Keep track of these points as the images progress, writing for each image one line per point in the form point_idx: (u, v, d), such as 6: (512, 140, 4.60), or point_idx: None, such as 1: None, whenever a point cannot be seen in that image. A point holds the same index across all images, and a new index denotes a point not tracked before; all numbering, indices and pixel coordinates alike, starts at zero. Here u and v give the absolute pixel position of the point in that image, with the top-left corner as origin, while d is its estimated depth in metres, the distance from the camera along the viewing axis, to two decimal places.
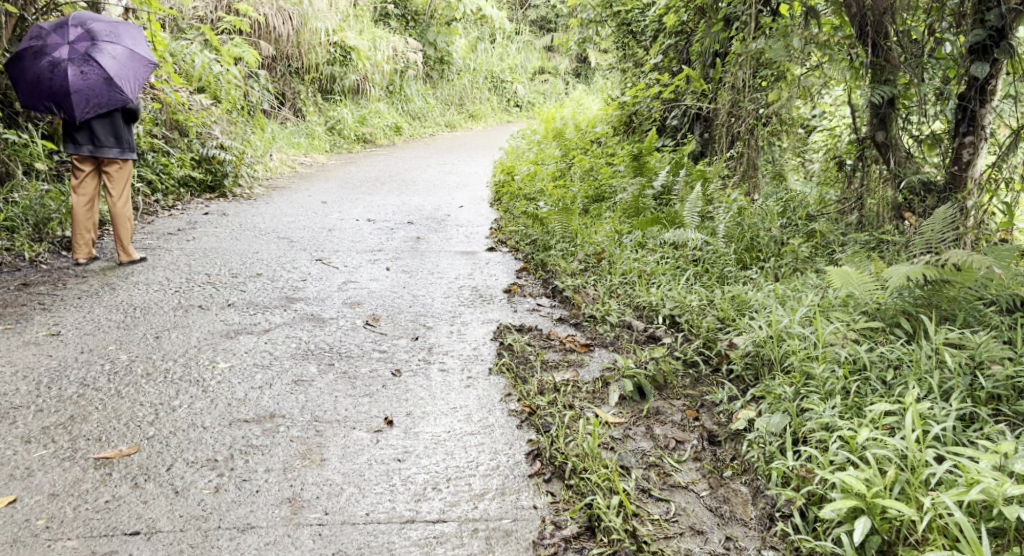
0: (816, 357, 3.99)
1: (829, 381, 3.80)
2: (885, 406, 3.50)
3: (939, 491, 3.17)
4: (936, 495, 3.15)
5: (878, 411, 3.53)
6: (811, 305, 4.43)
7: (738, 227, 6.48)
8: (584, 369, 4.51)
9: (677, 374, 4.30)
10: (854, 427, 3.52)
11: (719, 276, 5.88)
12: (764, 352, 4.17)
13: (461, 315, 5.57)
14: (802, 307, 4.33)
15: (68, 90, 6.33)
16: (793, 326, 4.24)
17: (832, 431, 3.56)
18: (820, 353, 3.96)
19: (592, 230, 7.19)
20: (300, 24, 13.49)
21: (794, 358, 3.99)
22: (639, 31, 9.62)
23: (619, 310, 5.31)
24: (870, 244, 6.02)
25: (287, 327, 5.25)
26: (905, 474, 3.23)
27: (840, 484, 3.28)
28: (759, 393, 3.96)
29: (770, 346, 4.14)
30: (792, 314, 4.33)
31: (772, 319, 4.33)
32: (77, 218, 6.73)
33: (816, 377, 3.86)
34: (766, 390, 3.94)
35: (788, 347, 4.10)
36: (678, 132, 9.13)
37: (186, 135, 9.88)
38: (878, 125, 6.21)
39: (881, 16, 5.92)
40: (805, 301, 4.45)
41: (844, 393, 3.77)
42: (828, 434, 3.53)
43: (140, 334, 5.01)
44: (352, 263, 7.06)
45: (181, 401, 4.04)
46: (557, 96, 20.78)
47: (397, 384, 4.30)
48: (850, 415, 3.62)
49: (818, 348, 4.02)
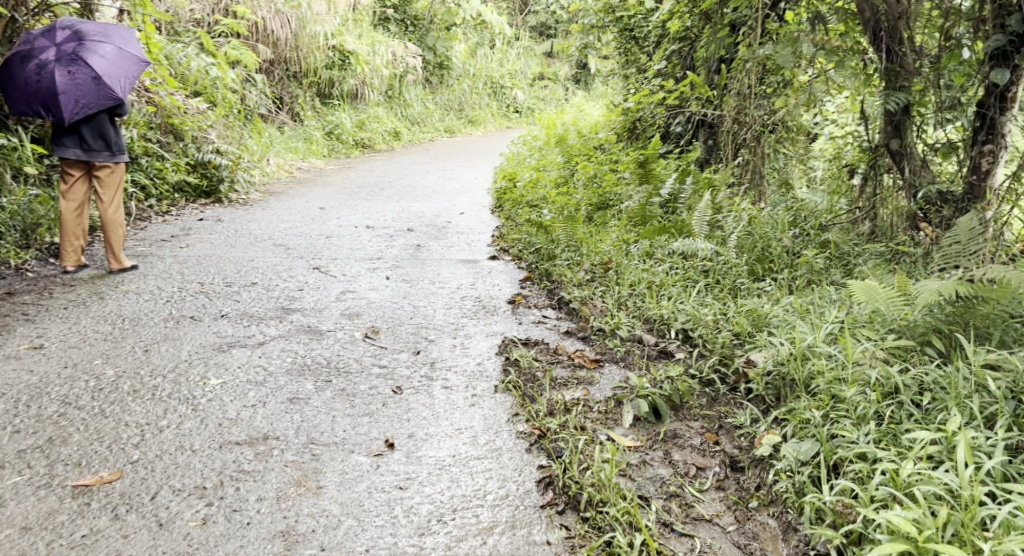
0: (844, 378, 3.77)
1: (860, 405, 3.59)
2: (928, 435, 3.30)
3: (998, 535, 2.97)
4: (997, 540, 2.94)
5: (920, 440, 3.32)
6: (834, 321, 4.22)
7: (749, 237, 6.27)
8: (594, 387, 4.29)
9: (694, 393, 4.10)
10: (894, 459, 3.31)
11: (731, 289, 5.67)
12: (787, 371, 3.96)
13: (464, 327, 5.35)
14: (826, 324, 4.12)
15: (56, 91, 6.12)
16: (817, 344, 4.02)
17: (870, 462, 3.35)
18: (849, 375, 3.74)
19: (597, 239, 6.98)
20: (298, 28, 13.29)
21: (821, 380, 3.77)
22: (642, 36, 9.43)
23: (629, 323, 5.10)
24: (887, 256, 5.82)
25: (282, 340, 5.03)
26: (958, 515, 3.03)
27: (886, 524, 3.07)
28: (784, 416, 3.75)
29: (793, 365, 3.93)
30: (815, 331, 4.12)
31: (794, 336, 4.11)
32: (66, 225, 6.52)
33: (845, 400, 3.64)
34: (791, 413, 3.73)
35: (813, 365, 3.88)
36: (682, 139, 8.91)
37: (181, 139, 9.67)
38: (892, 133, 6.01)
39: (895, 21, 5.77)
40: (828, 317, 4.23)
41: (876, 418, 3.56)
42: (867, 466, 3.32)
43: (128, 347, 4.79)
44: (351, 272, 6.85)
45: (169, 421, 3.81)
46: (557, 102, 20.61)
47: (398, 403, 4.08)
48: (886, 444, 3.41)
49: (845, 368, 3.81)
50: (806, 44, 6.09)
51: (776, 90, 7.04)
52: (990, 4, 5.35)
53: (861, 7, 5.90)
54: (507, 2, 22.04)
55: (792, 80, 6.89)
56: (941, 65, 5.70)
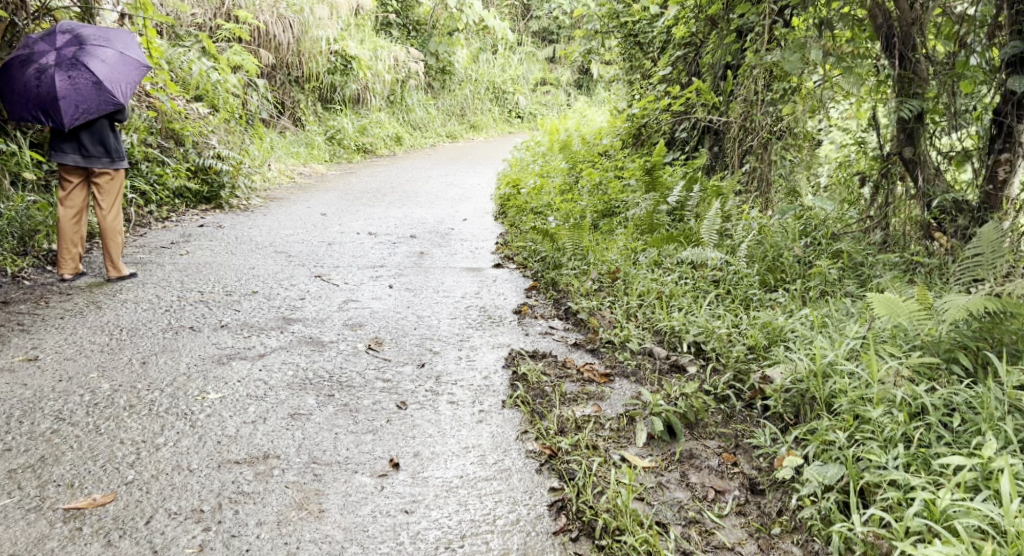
0: (869, 397, 3.64)
1: (887, 426, 3.47)
2: (963, 461, 3.17)
3: None
4: None
5: (954, 466, 3.19)
6: (855, 337, 4.10)
7: (759, 246, 6.13)
8: (605, 403, 4.16)
9: (709, 410, 3.97)
10: (929, 487, 3.18)
11: (743, 300, 5.54)
12: (807, 389, 3.83)
13: (469, 339, 5.22)
14: (847, 340, 3.99)
15: (56, 97, 6.00)
16: (838, 361, 3.89)
17: (902, 490, 3.23)
18: (874, 394, 3.61)
19: (604, 247, 6.84)
20: (300, 32, 13.14)
21: (844, 400, 3.64)
22: (646, 42, 9.29)
23: (639, 335, 4.97)
24: (902, 266, 5.70)
25: (283, 351, 4.90)
26: (1002, 550, 2.90)
27: None
28: (805, 436, 3.63)
29: (814, 383, 3.80)
30: (837, 347, 4.00)
31: (814, 352, 3.98)
32: (64, 232, 6.40)
33: (870, 420, 3.52)
34: (813, 433, 3.60)
35: (836, 383, 3.76)
36: (688, 145, 8.78)
37: (182, 145, 9.56)
38: (906, 141, 5.86)
39: (909, 27, 5.66)
40: (849, 333, 4.10)
41: (904, 440, 3.43)
42: (900, 495, 3.19)
43: (125, 359, 4.66)
44: (353, 280, 6.72)
45: (166, 438, 3.68)
46: (560, 107, 20.49)
47: (403, 419, 3.95)
48: (916, 469, 3.29)
49: (871, 386, 3.68)
50: (817, 50, 5.92)
51: (784, 97, 6.91)
52: (1007, 10, 5.22)
53: (873, 12, 5.80)
54: (509, 7, 21.94)
55: (800, 87, 6.77)
56: (954, 71, 5.56)
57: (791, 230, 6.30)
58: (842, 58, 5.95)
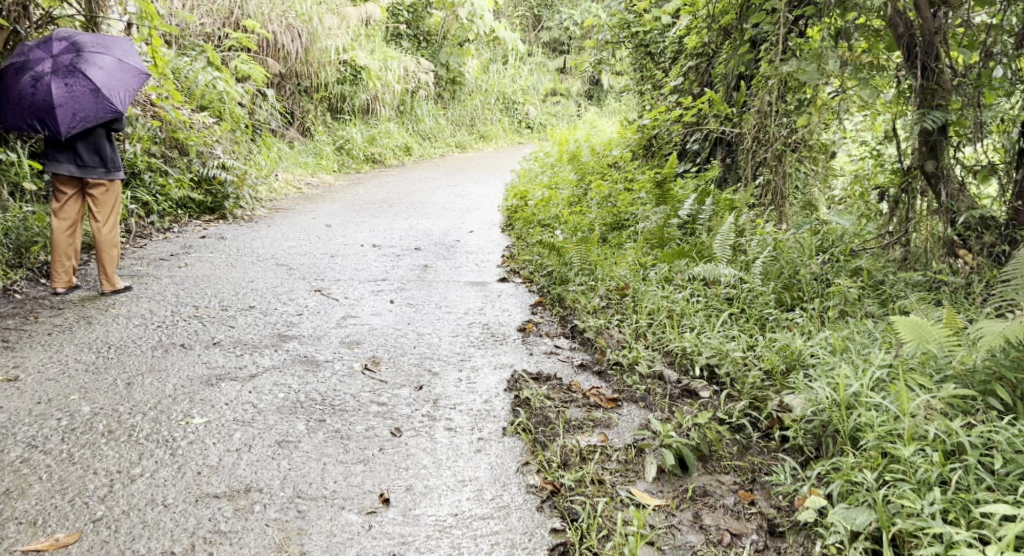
0: (899, 433, 3.39)
1: (920, 467, 3.22)
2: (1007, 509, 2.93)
3: None
4: None
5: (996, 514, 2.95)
6: (881, 366, 3.86)
7: (775, 262, 5.88)
8: (612, 431, 3.92)
9: (724, 441, 3.73)
10: (970, 538, 2.93)
11: (758, 321, 5.30)
12: (830, 422, 3.58)
13: (471, 359, 4.99)
14: (874, 369, 3.74)
15: (52, 105, 5.82)
16: (863, 392, 3.64)
17: (938, 540, 2.99)
18: (905, 429, 3.37)
19: (612, 262, 6.59)
20: (309, 42, 12.98)
21: (871, 436, 3.39)
22: (657, 52, 9.07)
23: (649, 357, 4.73)
24: (925, 286, 5.45)
25: (276, 371, 4.68)
26: None
27: None
28: (829, 474, 3.38)
29: (837, 415, 3.56)
30: (861, 377, 3.75)
31: (837, 381, 3.73)
32: (57, 245, 6.21)
33: (901, 460, 3.27)
34: (838, 471, 3.36)
35: (862, 416, 3.51)
36: (700, 157, 8.53)
37: (185, 154, 9.36)
38: (927, 154, 5.62)
39: (932, 36, 5.41)
40: (875, 361, 3.85)
41: (939, 482, 3.18)
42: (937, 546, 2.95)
43: (109, 380, 4.45)
44: (353, 295, 6.50)
45: (143, 468, 3.48)
46: (569, 118, 20.27)
47: (396, 448, 3.72)
48: (954, 516, 3.04)
49: (901, 420, 3.44)
50: (835, 60, 5.67)
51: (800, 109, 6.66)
52: None
53: (894, 21, 5.55)
54: (520, 19, 21.83)
55: (814, 97, 6.42)
56: (979, 82, 5.32)
57: (808, 247, 6.05)
58: (862, 69, 5.73)
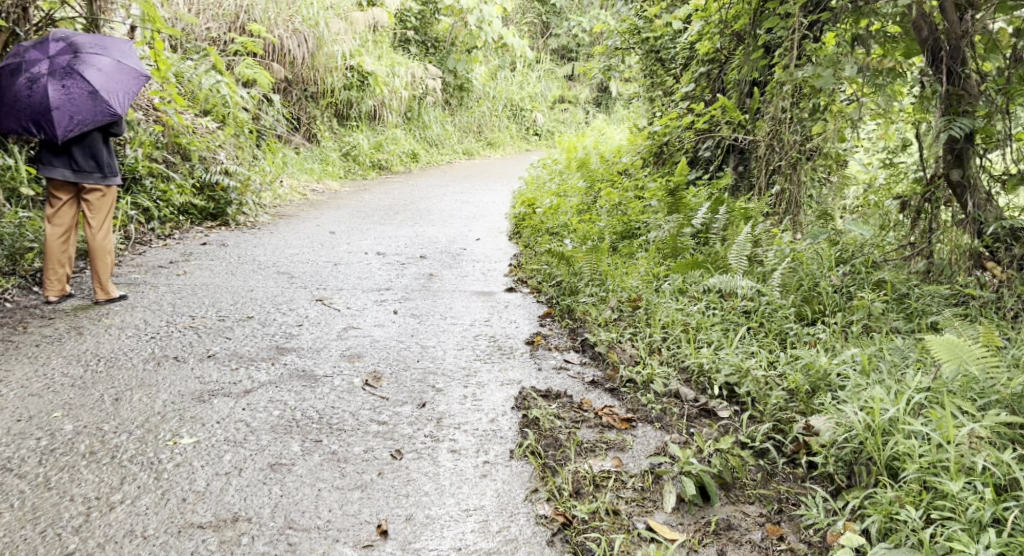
0: (944, 465, 3.17)
1: (970, 504, 3.01)
2: None
3: None
4: None
5: None
6: (917, 389, 3.61)
7: (794, 274, 5.59)
8: (627, 455, 3.68)
9: (748, 467, 3.49)
10: None
11: (778, 335, 5.06)
12: (864, 449, 3.37)
13: (477, 374, 4.75)
14: (913, 394, 3.49)
15: (48, 107, 5.61)
16: (900, 418, 3.41)
17: None
18: (951, 460, 3.16)
19: (624, 272, 6.34)
20: (315, 47, 12.76)
21: (914, 467, 3.17)
22: (668, 58, 8.84)
23: (664, 374, 4.49)
24: (952, 300, 5.21)
25: (272, 387, 4.45)
26: None
27: None
28: (867, 510, 3.16)
29: (872, 442, 3.33)
30: (896, 401, 3.50)
31: (871, 406, 3.48)
32: (50, 252, 6.00)
33: (950, 495, 3.06)
34: (875, 505, 3.15)
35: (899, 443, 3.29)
36: (711, 165, 8.27)
37: (188, 159, 9.15)
38: (953, 162, 5.37)
39: (959, 40, 5.18)
40: (911, 385, 3.60)
41: (993, 523, 2.97)
42: None
43: (96, 396, 4.23)
44: (356, 305, 6.27)
45: (124, 494, 3.32)
46: (577, 126, 20.09)
47: (396, 472, 3.51)
48: None
49: (944, 449, 3.22)
50: (851, 66, 5.44)
51: (814, 116, 6.41)
52: None
53: (918, 24, 5.33)
54: (528, 25, 21.66)
55: (829, 103, 6.16)
56: (1009, 88, 5.07)
57: (828, 257, 5.80)
58: (881, 76, 5.52)
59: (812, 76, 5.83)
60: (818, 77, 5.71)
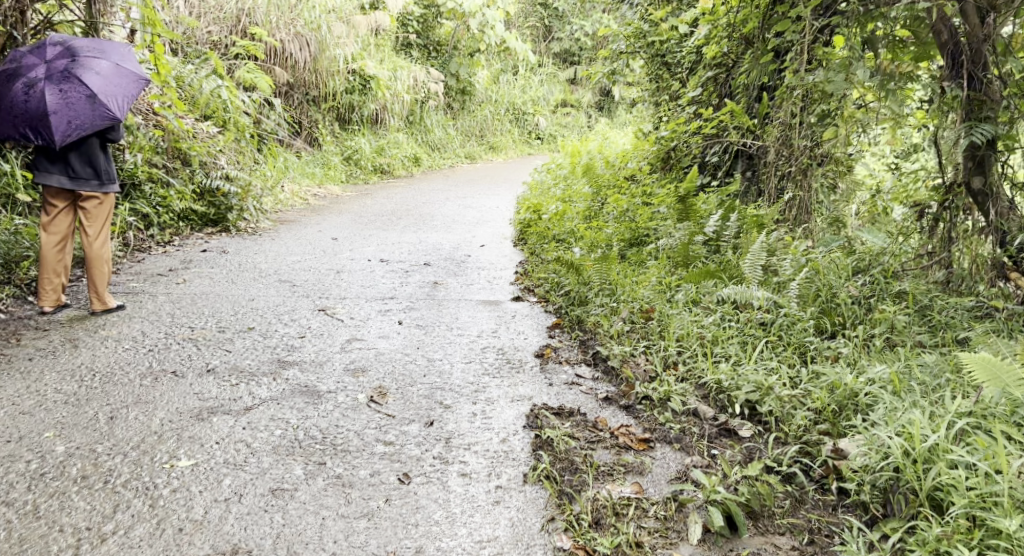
0: (995, 499, 3.07)
1: None
2: None
3: None
4: None
5: None
6: (958, 415, 3.52)
7: (811, 285, 5.37)
8: (647, 480, 3.60)
9: (776, 494, 3.41)
10: None
11: (798, 349, 4.88)
12: (904, 479, 3.26)
13: (486, 390, 4.57)
14: (954, 420, 3.40)
15: (45, 112, 5.44)
16: (943, 447, 3.32)
17: None
18: (1004, 495, 3.06)
19: (634, 282, 6.14)
20: (317, 51, 12.63)
21: (964, 503, 3.08)
22: (674, 62, 8.66)
23: (682, 391, 4.30)
24: (976, 313, 5.03)
25: (273, 403, 4.28)
26: None
27: None
28: (913, 546, 3.05)
29: (912, 471, 3.24)
30: (936, 426, 3.42)
31: (909, 431, 3.39)
32: (45, 261, 5.83)
33: (1005, 534, 2.95)
34: (923, 543, 3.03)
35: (944, 473, 3.19)
36: (719, 170, 7.99)
37: (188, 164, 8.99)
38: (975, 169, 5.16)
39: (980, 43, 5.00)
40: (951, 409, 3.52)
41: None
42: None
43: (90, 414, 4.07)
44: (360, 315, 6.10)
45: (116, 524, 3.21)
46: (580, 131, 19.92)
47: (404, 499, 3.41)
48: None
49: (995, 480, 3.13)
50: (864, 71, 5.30)
51: (823, 121, 6.22)
52: None
53: (936, 28, 5.16)
54: (530, 29, 21.48)
55: (841, 109, 5.99)
56: None
57: (843, 268, 5.59)
58: (892, 80, 5.39)
59: (825, 81, 5.68)
60: (830, 83, 5.57)
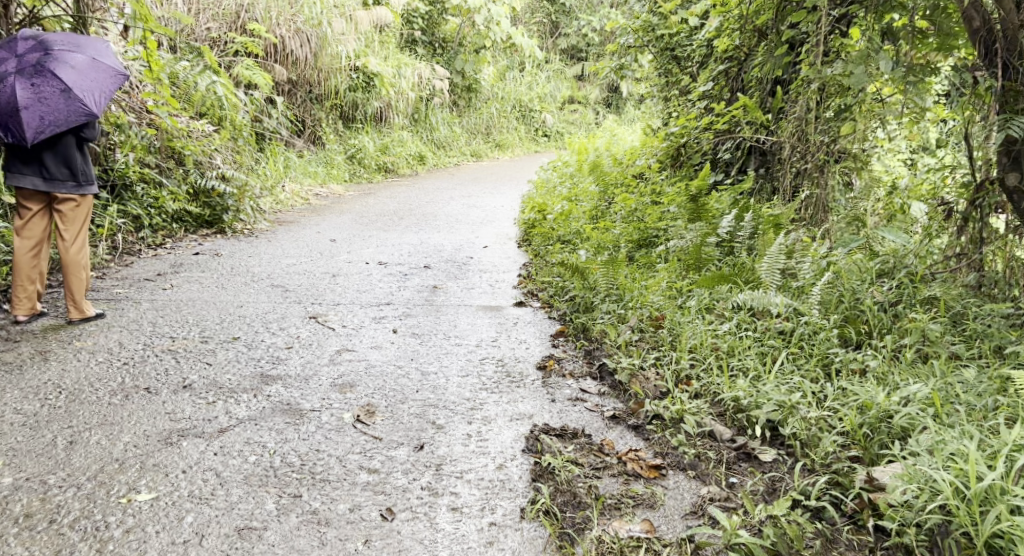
0: None
1: None
2: None
3: None
4: None
5: None
6: (1013, 447, 3.17)
7: (833, 291, 4.98)
8: (657, 516, 3.27)
9: (805, 534, 3.12)
10: None
11: (822, 361, 4.49)
12: (956, 522, 2.99)
13: (483, 407, 4.20)
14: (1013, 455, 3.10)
15: (15, 107, 5.07)
16: (1001, 487, 3.01)
17: None
18: None
19: (643, 286, 5.74)
20: (318, 47, 12.22)
21: None
22: (685, 57, 8.20)
23: (696, 409, 3.92)
24: (1013, 321, 4.56)
25: (251, 424, 3.91)
26: None
27: None
28: None
29: (968, 513, 2.96)
30: (993, 463, 3.10)
31: (959, 468, 3.07)
32: (18, 267, 5.48)
33: None
34: None
35: (1004, 519, 2.91)
36: (732, 168, 7.59)
37: (182, 164, 8.65)
38: (1009, 165, 4.65)
39: (1018, 29, 4.50)
40: (1007, 440, 3.17)
41: None
42: None
43: (48, 438, 3.73)
44: (353, 322, 5.73)
45: None
46: (588, 128, 19.51)
47: (386, 541, 3.10)
48: None
49: None
50: (885, 63, 4.90)
51: (840, 115, 5.83)
52: None
53: (967, 14, 4.65)
54: (537, 25, 21.06)
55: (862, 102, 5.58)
56: None
57: (868, 270, 5.19)
58: (914, 73, 4.98)
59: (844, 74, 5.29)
60: (849, 75, 5.16)
